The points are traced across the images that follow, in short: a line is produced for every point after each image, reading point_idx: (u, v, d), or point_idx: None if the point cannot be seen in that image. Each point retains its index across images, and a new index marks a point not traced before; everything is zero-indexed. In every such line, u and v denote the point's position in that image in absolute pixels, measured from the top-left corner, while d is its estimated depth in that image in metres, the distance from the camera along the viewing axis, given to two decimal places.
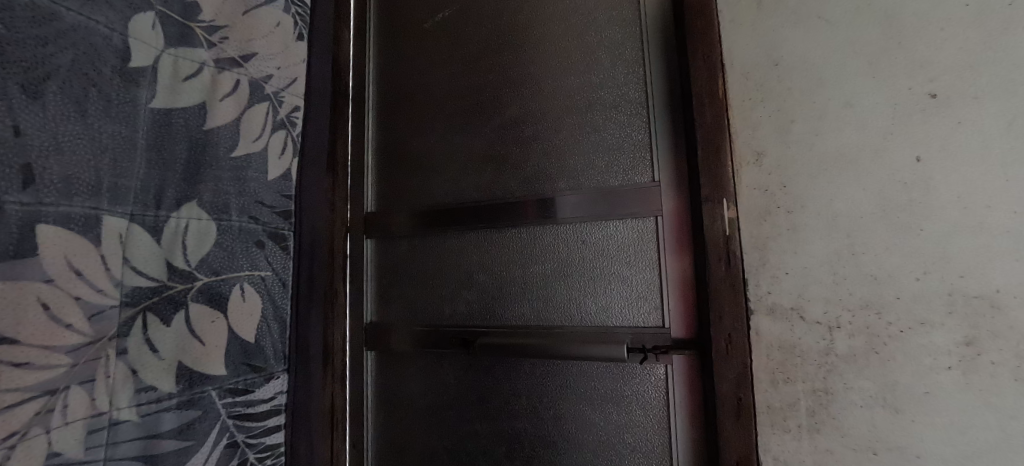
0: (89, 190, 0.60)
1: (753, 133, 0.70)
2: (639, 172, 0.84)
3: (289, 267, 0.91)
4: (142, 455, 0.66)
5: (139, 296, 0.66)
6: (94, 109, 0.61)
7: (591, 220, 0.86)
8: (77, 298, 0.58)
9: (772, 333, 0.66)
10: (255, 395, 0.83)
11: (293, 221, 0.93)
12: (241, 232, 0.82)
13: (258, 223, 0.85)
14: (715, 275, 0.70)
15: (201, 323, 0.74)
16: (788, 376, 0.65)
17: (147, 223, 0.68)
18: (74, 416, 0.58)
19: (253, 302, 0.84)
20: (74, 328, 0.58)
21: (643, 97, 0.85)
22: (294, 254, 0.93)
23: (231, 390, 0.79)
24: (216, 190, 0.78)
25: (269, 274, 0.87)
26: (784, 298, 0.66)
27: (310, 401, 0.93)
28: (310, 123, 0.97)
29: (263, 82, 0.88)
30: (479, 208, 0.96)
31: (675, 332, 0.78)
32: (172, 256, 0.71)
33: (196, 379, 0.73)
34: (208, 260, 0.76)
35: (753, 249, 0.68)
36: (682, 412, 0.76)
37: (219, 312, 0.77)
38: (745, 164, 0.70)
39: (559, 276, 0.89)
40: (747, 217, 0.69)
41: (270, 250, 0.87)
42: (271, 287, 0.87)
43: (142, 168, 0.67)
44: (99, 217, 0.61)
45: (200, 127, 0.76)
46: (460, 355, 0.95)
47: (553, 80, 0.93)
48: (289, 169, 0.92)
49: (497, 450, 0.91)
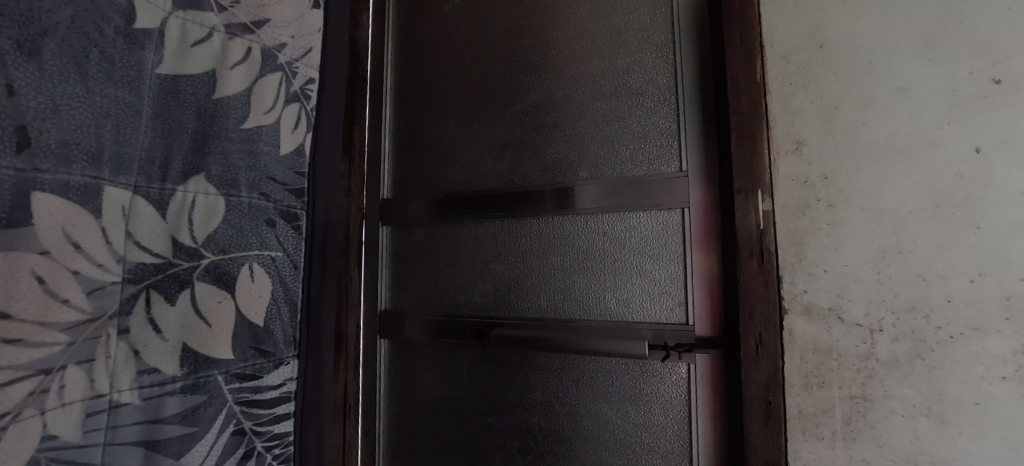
0: (90, 159, 0.60)
1: (793, 120, 0.66)
2: (665, 161, 0.80)
3: (300, 249, 0.90)
4: (144, 440, 0.66)
5: (142, 273, 0.66)
6: (95, 71, 0.60)
7: (612, 211, 0.83)
8: (75, 272, 0.58)
9: (807, 335, 0.62)
10: (263, 382, 0.83)
11: (305, 201, 0.92)
12: (251, 209, 0.81)
13: (269, 200, 0.85)
14: (747, 271, 0.66)
15: (208, 304, 0.74)
16: (823, 381, 0.61)
17: (152, 196, 0.67)
18: (71, 398, 0.58)
19: (262, 283, 0.83)
20: (71, 304, 0.58)
21: (672, 83, 0.80)
22: (306, 235, 0.92)
23: (238, 375, 0.79)
24: (224, 163, 0.77)
25: (280, 254, 0.86)
26: (822, 298, 0.62)
27: (321, 387, 0.93)
28: (324, 101, 0.96)
29: (276, 51, 0.86)
30: (497, 197, 0.93)
31: (700, 330, 0.74)
32: (178, 232, 0.70)
33: (202, 363, 0.73)
34: (215, 237, 0.75)
35: (789, 245, 0.64)
36: (705, 413, 0.72)
37: (226, 292, 0.77)
38: (783, 153, 0.66)
39: (578, 268, 0.86)
40: (783, 210, 0.65)
41: (281, 229, 0.87)
42: (281, 268, 0.87)
43: (146, 137, 0.66)
44: (100, 187, 0.61)
45: (209, 96, 0.75)
46: (474, 346, 0.93)
47: (577, 65, 0.89)
48: (302, 145, 0.91)
49: (509, 444, 0.89)
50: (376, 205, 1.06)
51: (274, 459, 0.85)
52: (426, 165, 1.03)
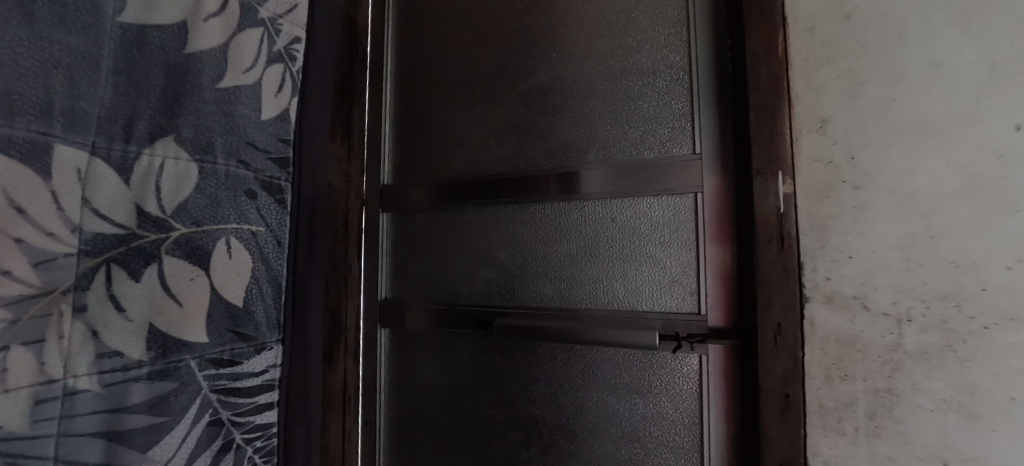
0: (37, 112, 0.54)
1: (817, 97, 0.62)
2: (677, 144, 0.76)
3: (285, 225, 0.87)
4: (105, 430, 0.63)
5: (100, 245, 0.62)
6: (42, 14, 0.55)
7: (620, 196, 0.79)
8: (19, 240, 0.53)
9: (829, 325, 0.59)
10: (244, 368, 0.80)
11: (291, 172, 0.88)
12: (228, 177, 0.77)
13: (248, 169, 0.80)
14: (765, 259, 0.63)
15: (178, 281, 0.70)
16: (845, 374, 0.57)
17: (113, 159, 0.63)
18: (16, 384, 0.54)
19: (242, 260, 0.79)
20: (15, 275, 0.53)
21: (685, 61, 0.76)
22: (291, 210, 0.88)
23: (214, 361, 0.75)
24: (197, 125, 0.73)
25: (262, 229, 0.83)
26: (845, 286, 0.58)
27: (308, 377, 0.89)
28: (312, 63, 0.92)
29: (257, 5, 0.82)
30: (501, 182, 0.90)
31: (713, 320, 0.71)
32: (144, 199, 0.66)
33: (172, 347, 0.70)
34: (186, 207, 0.71)
35: (810, 230, 0.61)
36: (717, 407, 0.69)
37: (200, 269, 0.73)
38: (805, 132, 0.62)
39: (585, 256, 0.83)
40: (805, 193, 0.61)
41: (263, 201, 0.83)
42: (262, 243, 0.83)
43: (107, 93, 0.62)
44: (50, 145, 0.56)
45: (179, 51, 0.70)
46: (477, 336, 0.91)
47: (585, 44, 0.85)
48: (287, 110, 0.87)
49: (512, 437, 0.87)
50: (377, 191, 1.03)
51: (256, 452, 0.82)
52: (428, 151, 1.00)
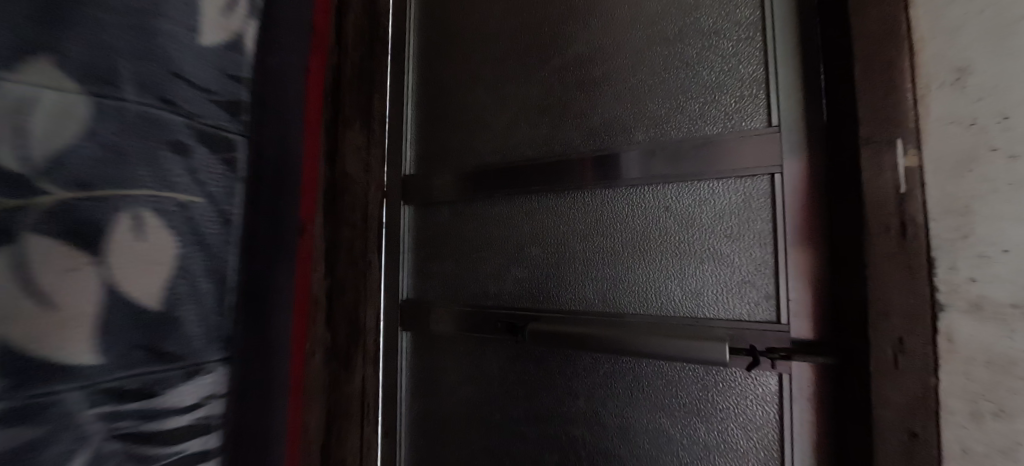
0: None
1: (950, 38, 0.46)
2: (748, 116, 0.63)
3: (233, 196, 0.59)
4: None
5: None
6: None
7: (677, 180, 0.67)
8: None
9: (975, 344, 0.42)
10: (157, 402, 0.51)
11: (240, 121, 0.61)
12: (144, 119, 0.49)
13: (174, 108, 0.53)
14: (878, 253, 0.49)
15: (50, 269, 0.42)
16: (1002, 411, 0.40)
17: None
18: None
19: (150, 243, 0.50)
20: None
21: (758, 16, 0.63)
22: (246, 176, 0.61)
23: (112, 391, 0.46)
24: (94, 32, 0.45)
25: (200, 199, 0.55)
26: (1003, 292, 0.41)
27: (267, 417, 0.63)
28: None
29: None
30: (533, 168, 0.79)
31: (800, 331, 0.58)
32: (23, 141, 0.40)
33: (35, 379, 0.40)
34: (67, 158, 0.43)
35: (944, 215, 0.45)
36: (805, 439, 0.56)
37: (89, 253, 0.45)
38: (933, 86, 0.47)
39: (633, 252, 0.70)
40: (937, 167, 0.46)
41: (202, 159, 0.56)
42: (191, 216, 0.54)
43: None
44: None
45: None
46: (507, 342, 0.80)
47: (631, 5, 0.73)
48: (241, 30, 0.61)
49: (547, 459, 0.76)
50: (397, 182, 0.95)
51: None
52: (452, 136, 0.91)
